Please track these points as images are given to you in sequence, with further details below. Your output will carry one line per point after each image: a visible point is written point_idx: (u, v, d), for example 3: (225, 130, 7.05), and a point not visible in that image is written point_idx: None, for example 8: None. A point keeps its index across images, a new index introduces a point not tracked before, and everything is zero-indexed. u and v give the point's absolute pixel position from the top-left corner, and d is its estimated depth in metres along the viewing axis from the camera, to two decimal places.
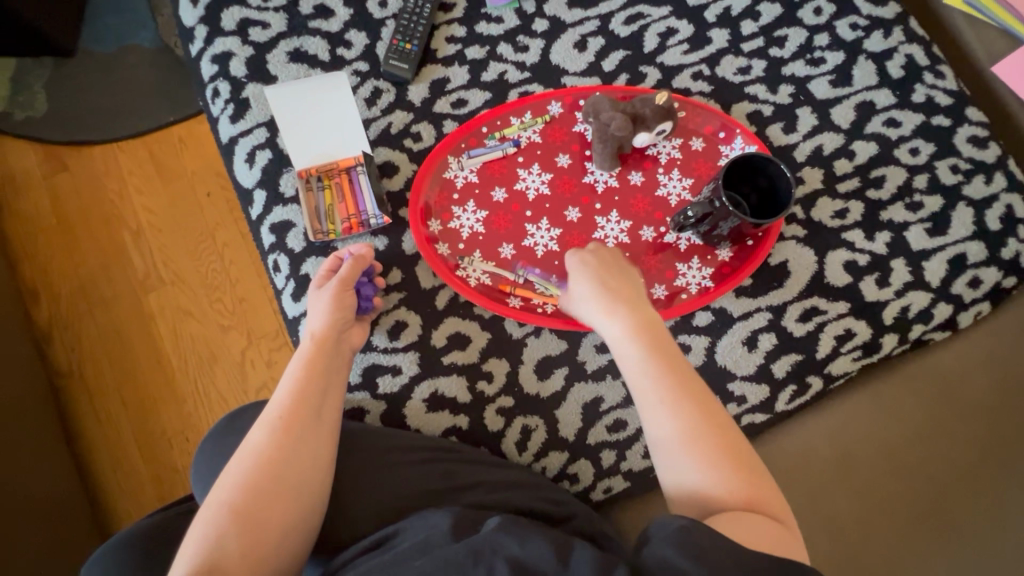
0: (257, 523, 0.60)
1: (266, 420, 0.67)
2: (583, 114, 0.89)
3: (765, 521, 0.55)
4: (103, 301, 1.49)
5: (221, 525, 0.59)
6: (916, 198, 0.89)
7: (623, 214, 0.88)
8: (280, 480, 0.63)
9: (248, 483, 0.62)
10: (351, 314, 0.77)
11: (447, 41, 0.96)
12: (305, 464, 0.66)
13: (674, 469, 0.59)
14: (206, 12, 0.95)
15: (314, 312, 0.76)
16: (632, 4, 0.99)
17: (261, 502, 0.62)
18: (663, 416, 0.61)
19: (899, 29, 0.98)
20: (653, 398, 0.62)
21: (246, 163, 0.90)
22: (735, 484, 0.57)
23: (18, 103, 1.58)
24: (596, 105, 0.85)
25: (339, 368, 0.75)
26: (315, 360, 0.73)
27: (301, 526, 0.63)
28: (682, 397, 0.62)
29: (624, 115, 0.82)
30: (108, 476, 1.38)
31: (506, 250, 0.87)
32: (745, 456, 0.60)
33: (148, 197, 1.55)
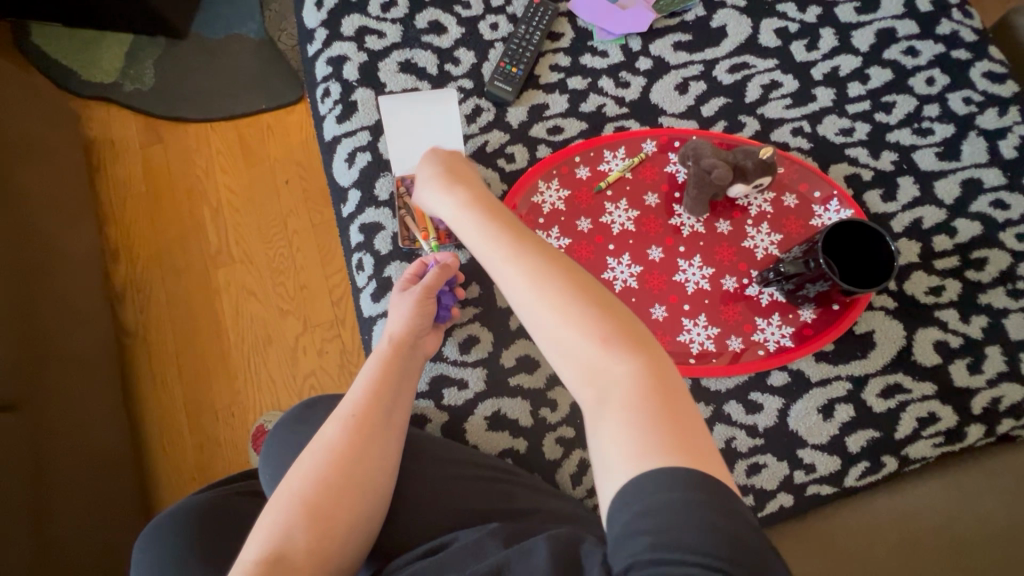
0: (327, 517, 0.61)
1: (339, 416, 0.68)
2: (678, 157, 0.90)
3: (667, 404, 0.48)
4: (176, 270, 1.56)
5: (291, 517, 0.60)
6: (1019, 286, 0.85)
7: (706, 260, 0.88)
8: (349, 477, 0.64)
9: (321, 476, 0.63)
10: (429, 322, 0.78)
11: (551, 69, 0.98)
12: (373, 465, 0.66)
13: (565, 351, 0.55)
14: (328, 17, 1.01)
15: (394, 313, 0.78)
16: (738, 53, 0.99)
17: (330, 499, 0.62)
18: (544, 313, 0.56)
19: (1015, 108, 0.95)
20: (526, 295, 0.59)
21: (346, 163, 0.93)
22: (631, 366, 0.51)
23: (128, 75, 1.70)
24: (695, 150, 0.86)
25: (412, 374, 0.76)
26: (392, 362, 0.74)
27: (363, 526, 0.64)
28: (559, 290, 0.57)
29: (726, 164, 0.83)
30: (157, 438, 1.43)
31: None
32: (633, 334, 0.53)
33: (231, 178, 1.63)
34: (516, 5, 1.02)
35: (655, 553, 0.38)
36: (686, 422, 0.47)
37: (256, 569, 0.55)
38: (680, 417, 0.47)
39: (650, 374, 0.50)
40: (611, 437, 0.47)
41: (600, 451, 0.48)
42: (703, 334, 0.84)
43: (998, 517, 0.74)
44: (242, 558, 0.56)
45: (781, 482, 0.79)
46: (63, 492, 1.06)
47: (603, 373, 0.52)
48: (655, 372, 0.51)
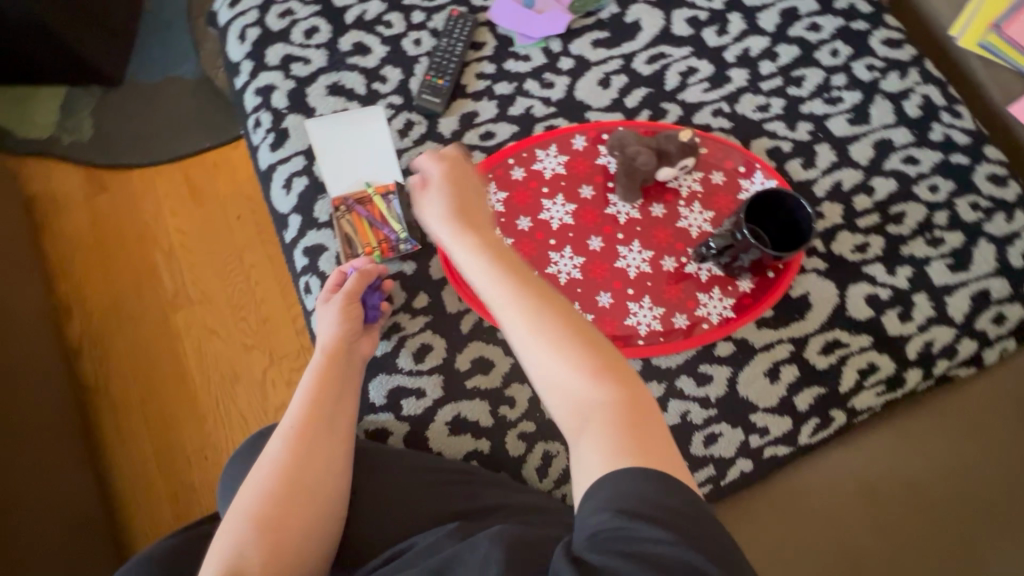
0: (280, 526, 0.63)
1: (282, 431, 0.70)
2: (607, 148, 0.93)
3: (648, 431, 0.49)
4: (132, 317, 1.54)
5: (243, 533, 0.62)
6: (937, 234, 0.90)
7: (644, 244, 0.91)
8: (296, 487, 0.66)
9: (270, 488, 0.65)
10: (359, 326, 0.79)
11: (477, 77, 1.01)
12: (322, 470, 0.68)
13: (543, 371, 0.53)
14: (252, 49, 1.02)
15: (324, 318, 0.80)
16: (654, 44, 1.03)
17: (281, 509, 0.64)
18: (530, 342, 0.55)
19: (915, 70, 1.01)
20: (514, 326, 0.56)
21: (284, 189, 0.94)
22: (613, 394, 0.51)
23: (65, 128, 1.67)
24: (620, 140, 0.90)
25: (352, 378, 0.77)
26: (329, 369, 0.75)
27: (319, 531, 0.66)
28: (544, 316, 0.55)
29: (648, 149, 0.87)
30: (127, 491, 1.40)
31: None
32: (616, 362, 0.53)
33: (181, 219, 1.62)
34: (437, 19, 1.04)
35: (618, 524, 0.42)
36: (659, 443, 0.48)
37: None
38: (664, 450, 0.48)
39: (631, 403, 0.50)
40: (592, 455, 0.48)
41: (578, 461, 0.49)
42: (650, 314, 0.86)
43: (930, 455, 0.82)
44: None
45: (739, 448, 0.82)
46: (33, 551, 1.03)
47: (584, 399, 0.51)
48: (631, 398, 0.51)
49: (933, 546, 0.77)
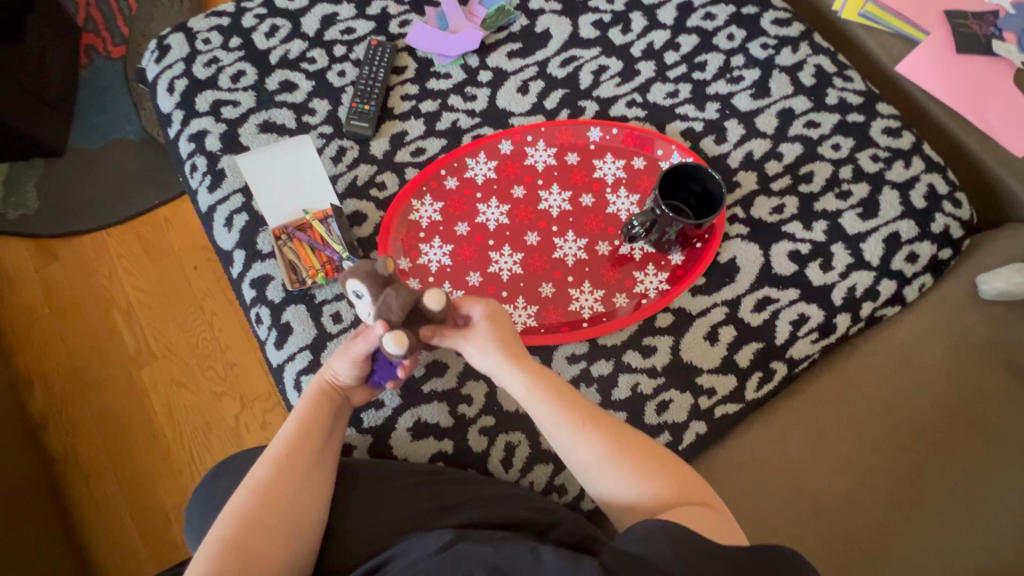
0: (258, 555, 0.64)
1: (268, 460, 0.71)
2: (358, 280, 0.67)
3: (700, 514, 0.62)
4: (98, 382, 1.52)
5: (225, 563, 0.63)
6: (845, 187, 0.97)
7: (578, 233, 0.95)
8: (282, 517, 0.67)
9: (249, 517, 0.66)
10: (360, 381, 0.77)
11: (402, 99, 1.06)
12: (307, 501, 0.70)
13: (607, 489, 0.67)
14: (182, 98, 1.05)
15: (340, 367, 0.75)
16: (565, 49, 1.10)
17: (264, 539, 0.65)
18: (600, 477, 0.67)
19: (805, 43, 1.09)
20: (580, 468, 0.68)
21: (225, 227, 0.96)
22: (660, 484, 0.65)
23: (11, 203, 1.67)
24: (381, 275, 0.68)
25: (341, 415, 0.78)
26: (320, 406, 0.75)
27: (301, 557, 0.68)
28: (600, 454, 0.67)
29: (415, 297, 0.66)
30: (108, 559, 1.36)
31: (473, 277, 0.92)
32: (661, 466, 0.66)
33: (138, 278, 1.61)
34: (357, 50, 1.09)
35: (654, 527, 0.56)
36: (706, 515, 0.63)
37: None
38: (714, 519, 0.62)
39: (678, 489, 0.65)
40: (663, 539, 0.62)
41: None
42: (591, 297, 0.90)
43: (866, 392, 0.87)
44: None
45: (690, 411, 0.85)
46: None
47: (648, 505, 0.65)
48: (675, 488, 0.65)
49: (880, 475, 0.82)
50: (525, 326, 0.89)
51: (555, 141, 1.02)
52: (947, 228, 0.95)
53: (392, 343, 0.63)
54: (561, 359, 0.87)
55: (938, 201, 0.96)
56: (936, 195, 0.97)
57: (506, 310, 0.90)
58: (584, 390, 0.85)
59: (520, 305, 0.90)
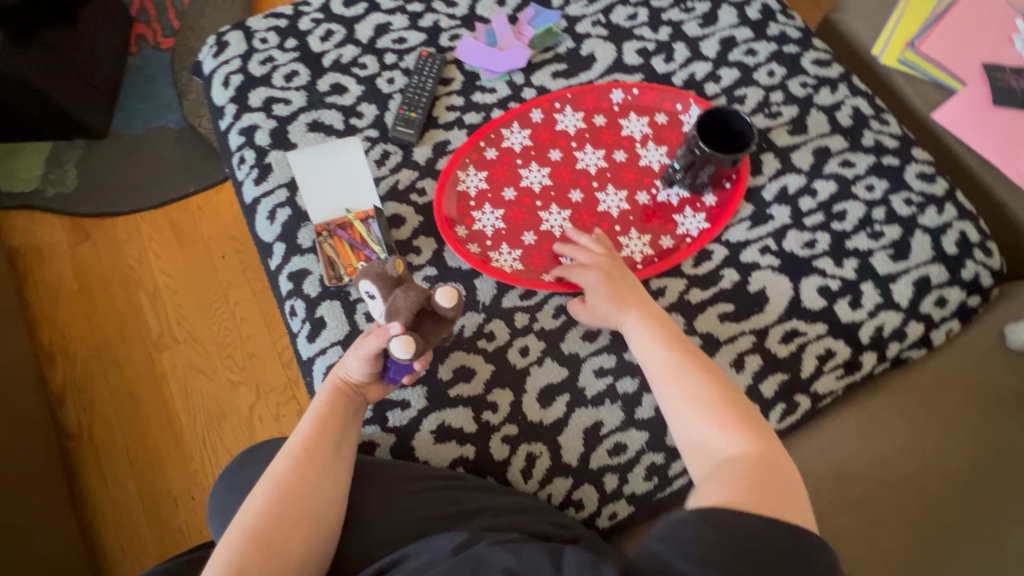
0: (279, 546, 0.64)
1: (289, 450, 0.71)
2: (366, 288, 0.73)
3: (772, 476, 0.61)
4: (119, 361, 1.54)
5: (243, 553, 0.63)
6: (877, 228, 0.98)
7: (617, 185, 1.02)
8: (299, 508, 0.67)
9: (268, 510, 0.66)
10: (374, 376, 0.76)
11: (447, 109, 1.09)
12: (323, 494, 0.69)
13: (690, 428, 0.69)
14: (236, 93, 1.09)
15: (352, 363, 0.75)
16: (609, 73, 1.13)
17: (282, 529, 0.65)
18: (675, 405, 0.71)
19: (844, 85, 1.11)
20: (669, 380, 0.74)
21: (268, 219, 0.99)
22: (745, 445, 0.65)
23: (50, 181, 1.72)
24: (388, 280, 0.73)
25: (356, 411, 0.78)
26: (336, 401, 0.76)
27: (316, 552, 0.67)
28: (690, 378, 0.73)
29: (418, 295, 0.71)
30: (113, 539, 1.37)
31: (528, 236, 0.98)
32: (746, 410, 0.69)
33: (166, 262, 1.65)
34: (407, 59, 1.13)
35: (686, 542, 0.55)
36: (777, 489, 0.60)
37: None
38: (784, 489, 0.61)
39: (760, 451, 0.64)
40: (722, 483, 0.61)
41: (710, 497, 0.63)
42: (640, 243, 0.97)
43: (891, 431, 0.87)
44: None
45: None
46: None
47: (731, 449, 0.65)
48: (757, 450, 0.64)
49: (901, 517, 0.82)
50: None
51: (582, 105, 1.09)
52: (977, 276, 0.96)
53: (400, 348, 0.67)
54: (588, 373, 0.90)
55: (970, 248, 0.97)
56: (967, 242, 0.98)
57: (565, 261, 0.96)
58: (610, 406, 0.87)
59: None
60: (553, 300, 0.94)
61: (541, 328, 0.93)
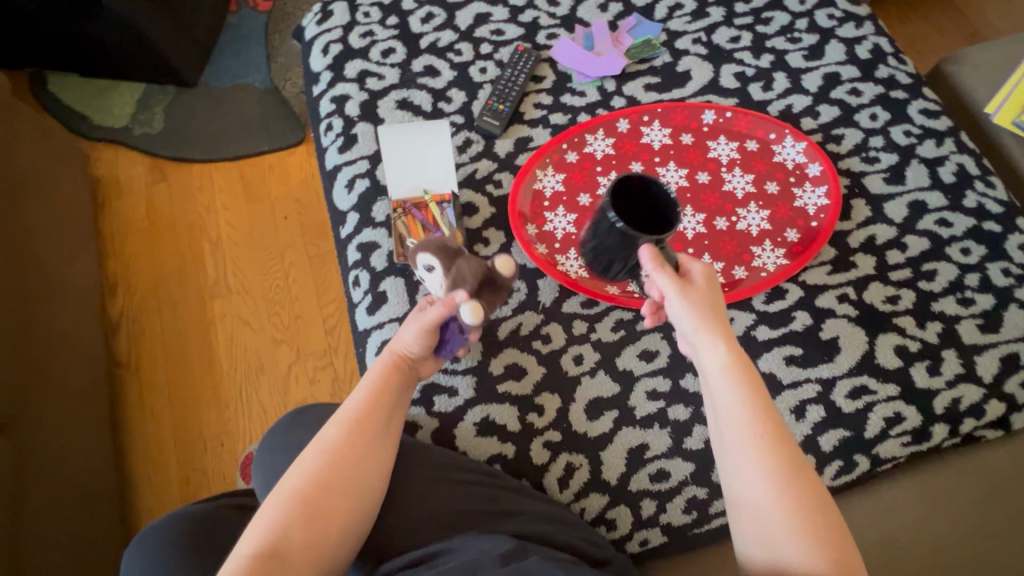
0: (321, 516, 0.64)
1: (341, 419, 0.71)
2: (424, 259, 0.74)
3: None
4: (174, 303, 1.60)
5: (289, 516, 0.63)
6: (968, 294, 0.93)
7: (696, 208, 0.99)
8: (346, 479, 0.67)
9: (317, 476, 0.66)
10: (429, 349, 0.77)
11: (535, 106, 1.09)
12: (370, 468, 0.70)
13: (761, 530, 0.58)
14: (333, 61, 1.11)
15: (408, 335, 0.75)
16: (704, 93, 1.10)
17: (328, 497, 0.66)
18: (755, 495, 0.59)
19: (950, 140, 1.06)
20: (752, 479, 0.59)
21: (346, 188, 1.01)
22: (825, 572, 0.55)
23: (138, 120, 1.80)
24: (448, 251, 0.74)
25: (408, 389, 0.77)
26: (391, 375, 0.75)
27: (354, 525, 0.67)
28: (786, 478, 0.59)
29: (481, 265, 0.72)
30: (143, 470, 1.42)
31: None
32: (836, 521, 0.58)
33: (232, 215, 1.70)
34: (502, 52, 1.13)
35: None
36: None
37: (251, 563, 0.59)
38: None
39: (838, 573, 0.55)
40: None
41: None
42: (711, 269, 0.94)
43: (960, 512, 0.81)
44: (238, 552, 0.60)
45: None
46: (39, 513, 1.06)
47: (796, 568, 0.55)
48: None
49: None
50: None
51: (670, 121, 1.06)
52: None
53: (466, 314, 0.68)
54: (640, 394, 0.87)
55: None
56: None
57: None
58: (658, 430, 0.85)
59: None
60: (614, 314, 0.93)
61: (598, 340, 0.91)
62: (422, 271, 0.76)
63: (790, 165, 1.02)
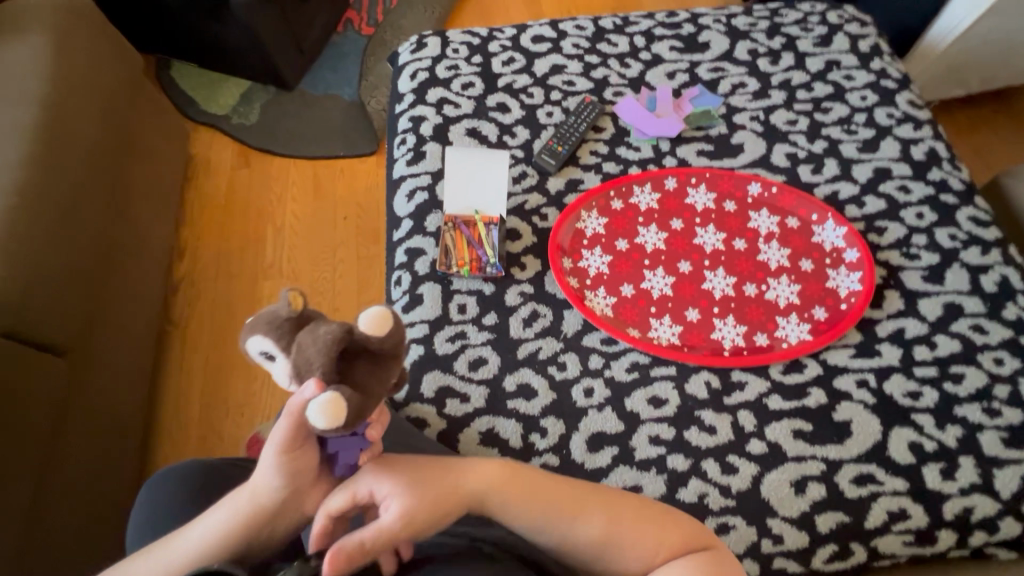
0: None
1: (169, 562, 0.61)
2: (254, 348, 0.59)
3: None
4: (230, 277, 1.73)
5: None
6: (995, 404, 0.91)
7: (728, 271, 1.02)
8: None
9: None
10: (302, 479, 0.61)
11: (591, 153, 1.17)
12: None
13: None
14: (418, 85, 1.23)
15: (264, 462, 0.60)
16: (754, 166, 1.15)
17: None
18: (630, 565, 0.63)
19: (997, 250, 1.06)
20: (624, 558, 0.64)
21: (406, 197, 1.10)
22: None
23: (238, 112, 2.01)
24: (281, 333, 0.58)
25: (268, 533, 0.64)
26: (244, 526, 0.61)
27: None
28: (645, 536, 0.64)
29: (334, 333, 0.56)
30: (169, 423, 1.52)
31: (626, 289, 1.01)
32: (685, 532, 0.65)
33: (298, 207, 1.85)
34: (570, 100, 1.22)
35: None
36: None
37: None
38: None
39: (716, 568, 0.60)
40: None
41: None
42: (733, 331, 0.97)
43: None
44: None
45: (749, 546, 0.82)
46: (65, 440, 1.13)
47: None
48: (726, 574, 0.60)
49: None
50: (672, 343, 0.97)
51: (716, 187, 1.11)
52: None
53: (326, 417, 0.54)
54: (642, 436, 0.90)
55: None
56: None
57: (653, 324, 0.98)
58: (654, 474, 0.87)
59: (666, 322, 0.98)
60: (630, 356, 0.96)
61: (611, 377, 0.94)
62: (259, 359, 0.60)
63: (827, 247, 1.05)
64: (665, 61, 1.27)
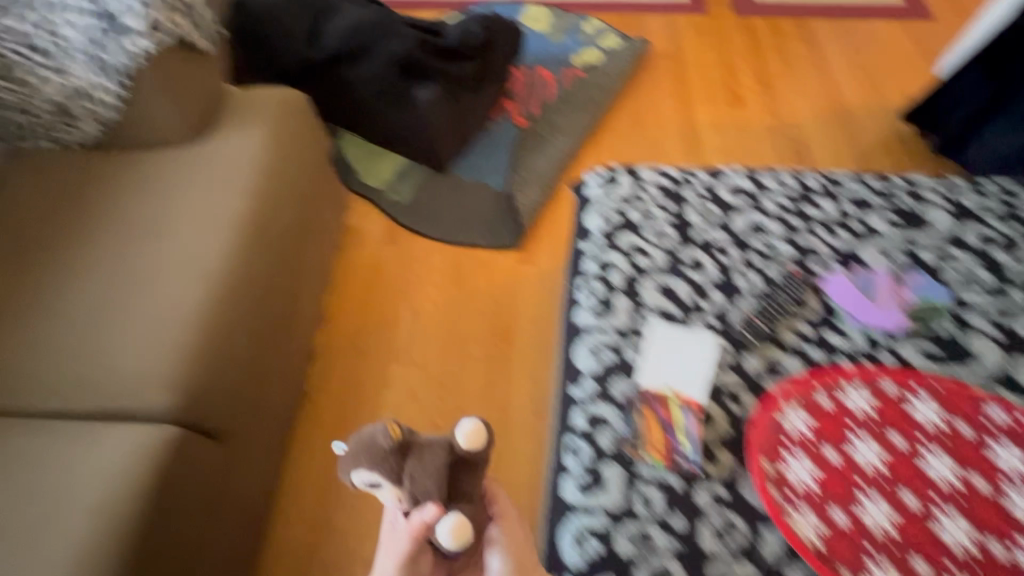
0: None
1: None
2: (367, 471, 0.76)
3: None
4: (362, 355, 1.75)
5: None
6: None
7: (965, 517, 0.87)
8: None
9: None
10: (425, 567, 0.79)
11: (793, 333, 1.06)
12: None
13: None
14: (608, 227, 1.20)
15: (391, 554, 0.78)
16: (992, 383, 1.00)
17: None
18: None
19: None
20: None
21: (590, 352, 1.04)
22: None
23: (393, 187, 2.06)
24: (385, 455, 0.76)
25: None
26: None
27: None
28: None
29: (443, 448, 0.78)
30: (286, 501, 1.52)
31: (838, 514, 0.88)
32: None
33: (436, 293, 1.87)
34: (771, 268, 1.14)
35: None
36: None
37: None
38: None
39: None
40: None
41: None
42: None
43: None
44: None
45: None
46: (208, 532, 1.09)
47: None
48: None
49: None
50: None
51: (946, 401, 0.97)
52: None
53: (455, 529, 0.72)
54: None
55: None
56: None
57: (873, 569, 0.84)
58: None
59: (889, 571, 0.83)
60: None
61: None
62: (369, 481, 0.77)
63: None
64: (883, 237, 1.17)
